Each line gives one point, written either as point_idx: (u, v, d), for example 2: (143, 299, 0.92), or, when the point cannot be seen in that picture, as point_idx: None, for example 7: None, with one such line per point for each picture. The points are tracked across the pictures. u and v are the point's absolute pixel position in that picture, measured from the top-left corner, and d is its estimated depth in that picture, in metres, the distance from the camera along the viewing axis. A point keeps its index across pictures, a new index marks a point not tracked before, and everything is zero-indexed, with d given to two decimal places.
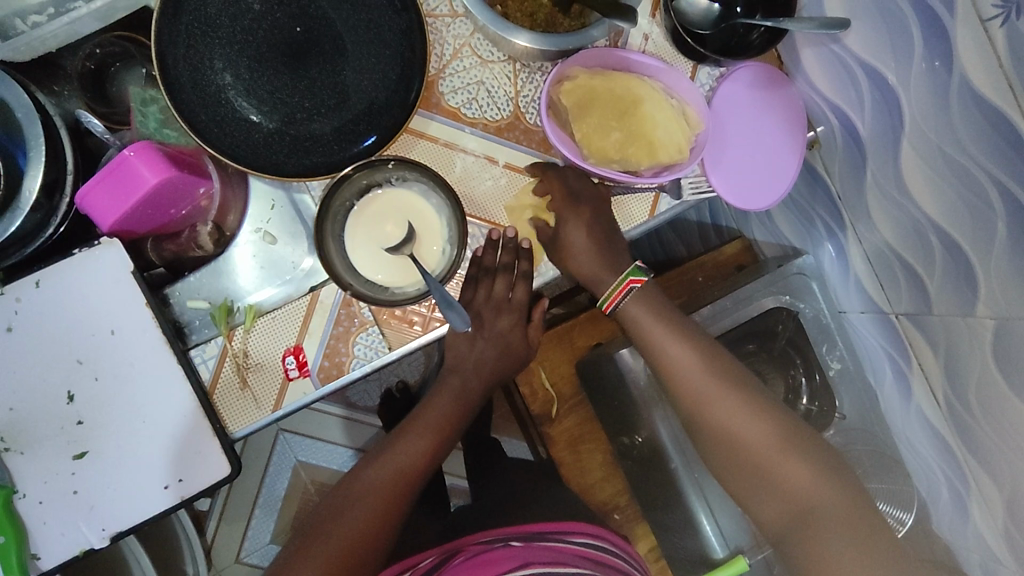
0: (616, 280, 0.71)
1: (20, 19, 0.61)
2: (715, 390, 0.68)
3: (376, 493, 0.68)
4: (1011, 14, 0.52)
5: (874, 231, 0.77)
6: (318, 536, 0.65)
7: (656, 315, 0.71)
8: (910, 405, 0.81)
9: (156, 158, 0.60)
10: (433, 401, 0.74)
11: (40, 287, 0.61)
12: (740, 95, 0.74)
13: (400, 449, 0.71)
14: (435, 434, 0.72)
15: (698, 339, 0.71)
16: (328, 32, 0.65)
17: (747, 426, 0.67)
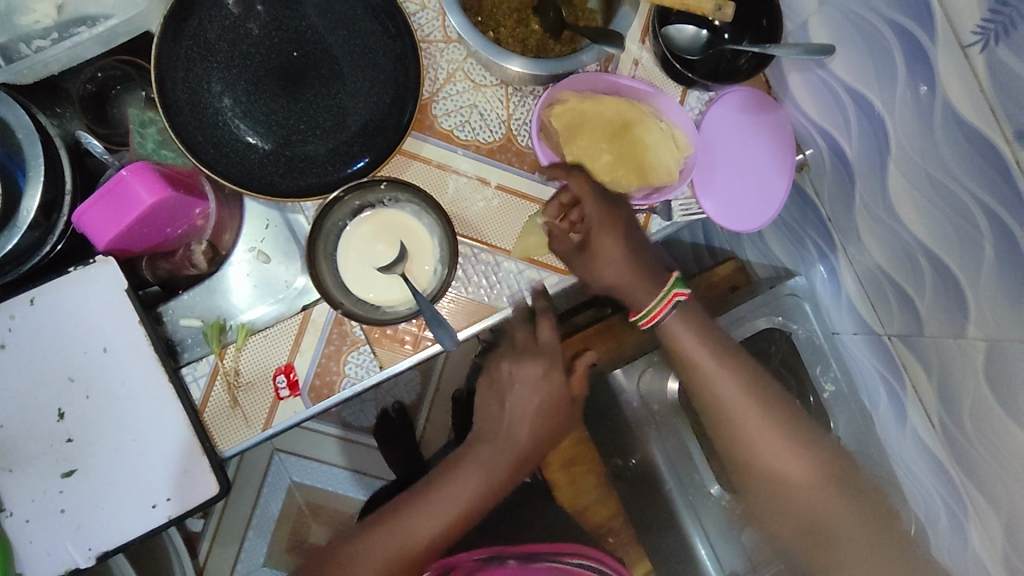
0: (662, 293, 0.72)
1: (25, 45, 0.66)
2: (750, 413, 0.72)
3: (426, 522, 0.73)
4: (990, 40, 0.52)
5: (866, 254, 0.78)
6: (368, 552, 0.72)
7: (699, 335, 0.73)
8: (906, 428, 0.81)
9: (153, 178, 0.61)
10: (493, 436, 0.76)
11: (35, 305, 0.62)
12: (729, 119, 0.75)
13: (451, 483, 0.74)
14: (485, 486, 0.75)
15: (736, 360, 0.74)
16: (324, 57, 0.67)
17: (775, 449, 0.71)
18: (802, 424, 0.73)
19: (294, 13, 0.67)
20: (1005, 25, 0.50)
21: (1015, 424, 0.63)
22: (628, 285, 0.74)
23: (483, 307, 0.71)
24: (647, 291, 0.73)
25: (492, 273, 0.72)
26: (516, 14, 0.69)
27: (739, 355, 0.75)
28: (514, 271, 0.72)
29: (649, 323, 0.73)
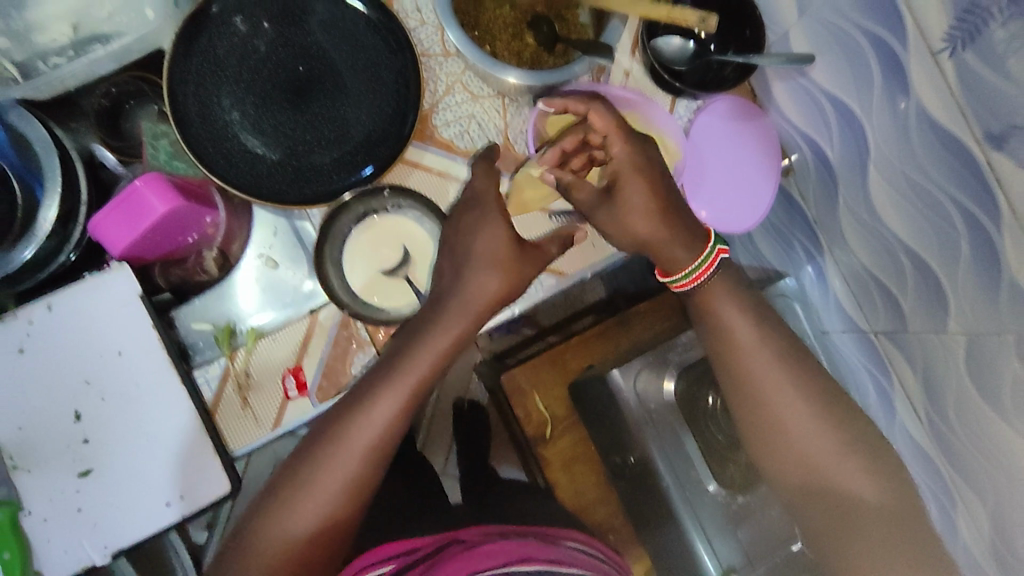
0: (710, 249, 0.70)
1: (41, 61, 0.69)
2: (788, 400, 0.68)
3: (349, 453, 0.61)
4: (957, 47, 0.55)
5: (850, 253, 0.81)
6: (286, 502, 0.60)
7: (741, 318, 0.71)
8: (894, 421, 0.84)
9: (165, 188, 0.64)
10: (421, 339, 0.64)
11: (52, 311, 0.64)
12: (716, 126, 0.78)
13: (375, 400, 0.62)
14: (411, 380, 0.63)
15: (779, 347, 0.70)
16: (329, 71, 0.70)
17: (811, 436, 0.67)
18: (847, 415, 0.68)
19: (299, 30, 0.70)
20: (971, 32, 0.53)
21: (995, 413, 0.66)
22: (661, 242, 0.68)
23: None
24: (686, 252, 0.69)
25: None
26: (511, 29, 0.72)
27: (770, 327, 0.71)
28: None
29: (683, 286, 0.70)
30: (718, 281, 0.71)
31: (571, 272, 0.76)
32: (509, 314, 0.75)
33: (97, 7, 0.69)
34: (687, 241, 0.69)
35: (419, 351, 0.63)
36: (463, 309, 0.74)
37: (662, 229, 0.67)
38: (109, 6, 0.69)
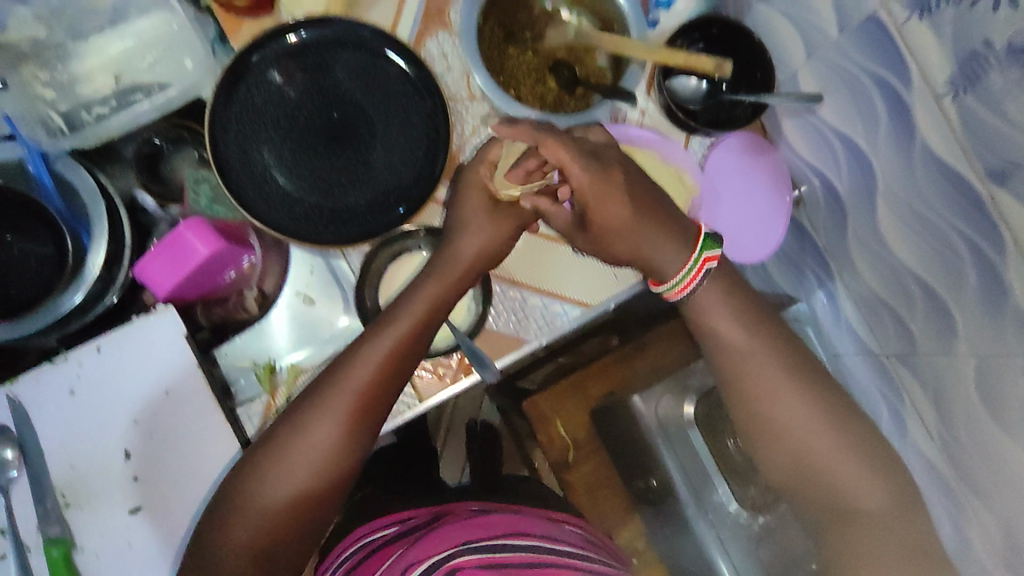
0: (693, 260, 0.71)
1: (85, 112, 0.71)
2: (785, 393, 0.71)
3: (337, 416, 0.65)
4: (959, 91, 0.58)
5: (859, 278, 0.85)
6: (278, 459, 0.64)
7: (735, 322, 0.73)
8: (905, 439, 0.87)
9: (207, 231, 0.67)
10: (405, 308, 0.67)
11: (101, 353, 0.67)
12: (730, 161, 0.82)
13: (360, 367, 0.65)
14: (395, 347, 0.66)
15: (777, 345, 0.73)
16: (361, 116, 0.74)
17: (805, 428, 0.71)
18: (842, 414, 0.72)
19: (332, 77, 0.73)
20: (972, 78, 0.56)
21: (1004, 432, 0.69)
22: (648, 250, 0.71)
23: (512, 341, 0.76)
24: (675, 257, 0.72)
25: (521, 309, 0.77)
26: (534, 73, 0.75)
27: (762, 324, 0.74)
28: (540, 306, 0.77)
29: (677, 294, 0.73)
30: (709, 289, 0.73)
31: (596, 304, 0.78)
32: (536, 345, 0.77)
33: (139, 58, 0.72)
34: (676, 248, 0.72)
35: (401, 316, 0.67)
36: (494, 343, 0.76)
37: (649, 236, 0.71)
38: (150, 57, 0.72)
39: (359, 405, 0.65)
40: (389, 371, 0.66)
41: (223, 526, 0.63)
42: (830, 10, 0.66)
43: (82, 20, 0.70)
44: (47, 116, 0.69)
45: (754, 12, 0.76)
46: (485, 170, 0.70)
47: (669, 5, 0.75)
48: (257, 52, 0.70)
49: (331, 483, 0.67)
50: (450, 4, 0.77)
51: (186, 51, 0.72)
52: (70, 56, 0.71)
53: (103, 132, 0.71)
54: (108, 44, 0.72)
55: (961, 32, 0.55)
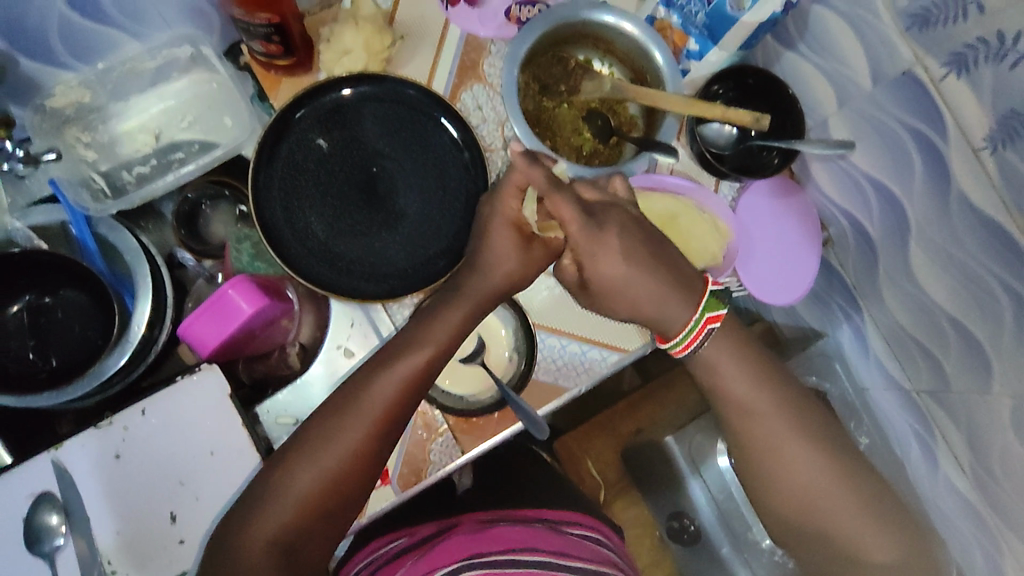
0: (691, 321, 0.66)
1: (126, 172, 0.72)
2: (798, 447, 0.67)
3: (374, 410, 0.61)
4: (998, 146, 0.59)
5: (888, 314, 0.85)
6: (310, 454, 0.59)
7: (749, 375, 0.68)
8: (937, 474, 0.86)
9: (250, 289, 0.67)
10: (440, 314, 0.65)
11: (146, 415, 0.66)
12: (761, 204, 0.84)
13: (403, 361, 0.62)
14: (434, 346, 0.63)
15: (791, 399, 0.68)
16: (400, 168, 0.74)
17: (823, 486, 0.66)
18: (855, 468, 0.67)
19: (372, 130, 0.74)
20: (1010, 134, 0.57)
21: None
22: (649, 306, 0.66)
23: (552, 387, 0.77)
24: (677, 310, 0.66)
25: (561, 356, 0.77)
26: (570, 124, 0.77)
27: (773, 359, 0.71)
28: (578, 352, 0.78)
29: (680, 353, 0.68)
30: (722, 337, 0.69)
31: (635, 348, 0.78)
32: (577, 392, 0.77)
33: (179, 118, 0.73)
34: (679, 299, 0.66)
35: (437, 322, 0.65)
36: (536, 391, 0.76)
37: (652, 290, 0.65)
38: (191, 116, 0.73)
39: (399, 400, 0.61)
40: (430, 367, 0.63)
41: (251, 519, 0.57)
42: (863, 62, 0.67)
43: (124, 82, 0.70)
44: (91, 178, 0.70)
45: (784, 60, 0.78)
46: (514, 197, 0.65)
47: (700, 57, 0.76)
48: (300, 107, 0.71)
49: (357, 485, 0.61)
50: (484, 56, 0.80)
51: (226, 109, 0.73)
52: (111, 117, 0.71)
53: (145, 194, 0.71)
54: (148, 105, 0.72)
55: (999, 91, 0.57)
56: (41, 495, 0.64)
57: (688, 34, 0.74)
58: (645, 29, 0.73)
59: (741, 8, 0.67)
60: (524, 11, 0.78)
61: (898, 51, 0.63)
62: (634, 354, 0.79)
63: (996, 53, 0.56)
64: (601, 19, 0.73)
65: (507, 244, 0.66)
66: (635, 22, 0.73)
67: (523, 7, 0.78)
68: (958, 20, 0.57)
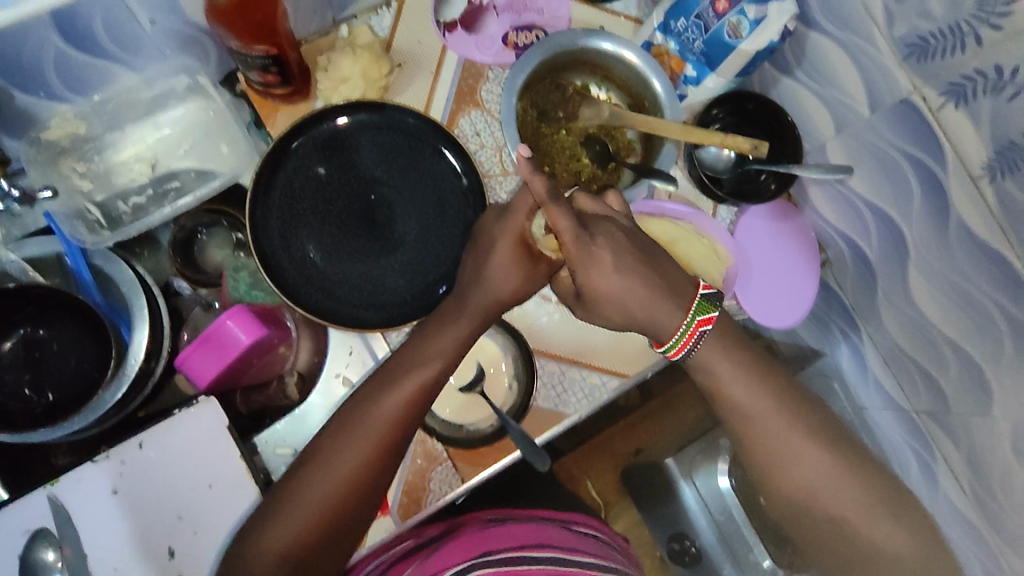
0: (683, 324, 0.65)
1: (122, 202, 0.72)
2: (801, 449, 0.64)
3: (381, 425, 0.60)
4: (996, 175, 0.59)
5: (885, 333, 0.85)
6: (317, 473, 0.59)
7: (745, 376, 0.65)
8: (938, 493, 0.85)
9: (248, 319, 0.67)
10: (442, 328, 0.65)
11: (143, 448, 0.65)
12: (758, 227, 0.85)
13: (406, 377, 0.62)
14: (438, 361, 0.63)
15: (789, 396, 0.66)
16: (399, 196, 0.74)
17: (831, 487, 0.63)
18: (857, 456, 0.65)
19: (370, 159, 0.73)
20: (1010, 163, 0.58)
21: None
22: (641, 315, 0.64)
23: (552, 414, 0.76)
24: (669, 319, 0.65)
25: (560, 382, 0.77)
26: (567, 151, 0.77)
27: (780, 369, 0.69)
28: (578, 378, 0.77)
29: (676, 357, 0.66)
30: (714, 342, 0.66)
31: (633, 373, 0.78)
32: (577, 418, 0.77)
33: (175, 146, 0.73)
34: (672, 309, 0.64)
35: (440, 335, 0.64)
36: (535, 418, 0.75)
37: (644, 300, 0.64)
38: (187, 144, 0.73)
39: (405, 415, 0.61)
40: (434, 382, 0.62)
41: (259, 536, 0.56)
42: (860, 90, 0.68)
43: (120, 113, 0.70)
44: (85, 210, 0.70)
45: (781, 85, 0.78)
46: (524, 213, 0.64)
47: (698, 82, 0.76)
48: (297, 137, 0.71)
49: (365, 503, 0.60)
50: (482, 83, 0.81)
51: (223, 136, 0.73)
52: (107, 146, 0.71)
53: (141, 225, 0.71)
54: (144, 134, 0.72)
55: (998, 122, 0.57)
56: (38, 532, 0.63)
57: (685, 61, 0.75)
58: (644, 57, 0.74)
59: (740, 36, 0.68)
60: (520, 36, 0.81)
61: (896, 80, 0.63)
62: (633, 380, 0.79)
63: (994, 85, 0.56)
64: (600, 47, 0.74)
65: (507, 261, 0.64)
66: (634, 50, 0.74)
67: (520, 33, 0.81)
68: (956, 52, 0.58)
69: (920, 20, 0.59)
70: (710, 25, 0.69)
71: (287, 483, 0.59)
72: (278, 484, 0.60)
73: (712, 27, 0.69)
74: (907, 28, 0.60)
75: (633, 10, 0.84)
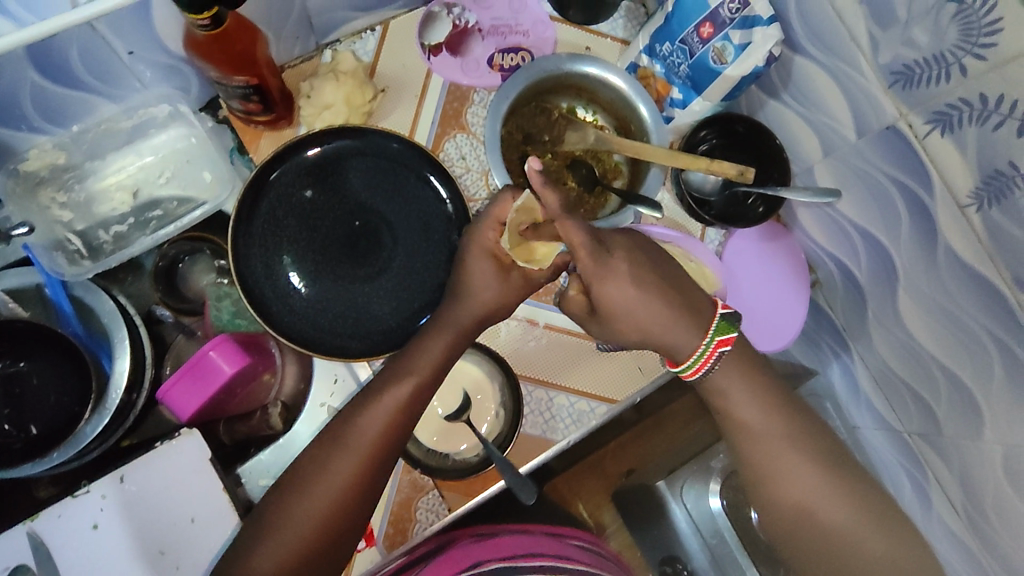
0: (702, 346, 0.64)
1: (103, 231, 0.71)
2: (797, 465, 0.64)
3: (363, 444, 0.59)
4: (984, 204, 0.58)
5: (876, 353, 0.83)
6: (301, 494, 0.57)
7: (748, 388, 0.66)
8: (932, 515, 0.82)
9: (231, 350, 0.66)
10: (424, 344, 0.64)
11: (125, 482, 0.64)
12: (746, 248, 0.86)
13: (386, 394, 0.61)
14: (420, 376, 0.62)
15: (790, 413, 0.67)
16: (384, 223, 0.73)
17: (827, 505, 0.63)
18: (850, 472, 0.65)
19: (354, 186, 0.73)
20: (997, 192, 0.57)
21: None
22: (658, 329, 0.64)
23: (541, 441, 0.76)
24: (686, 334, 0.64)
25: (549, 408, 0.76)
26: (554, 174, 0.76)
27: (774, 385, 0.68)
28: (566, 403, 0.76)
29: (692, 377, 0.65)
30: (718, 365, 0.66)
31: (622, 398, 0.78)
32: (566, 444, 0.76)
33: (157, 174, 0.72)
34: (690, 322, 0.64)
35: (422, 351, 0.63)
36: (524, 445, 0.75)
37: (661, 315, 0.64)
38: (169, 172, 0.72)
39: (388, 433, 0.60)
40: (417, 398, 0.61)
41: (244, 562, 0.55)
42: (847, 115, 0.67)
43: (99, 142, 0.69)
44: (65, 239, 0.69)
45: (768, 107, 0.78)
46: (493, 229, 0.65)
47: (684, 105, 0.76)
48: (280, 165, 0.70)
49: (351, 525, 0.59)
50: (468, 106, 0.80)
51: (206, 163, 0.72)
52: (88, 175, 0.70)
53: (124, 257, 0.71)
54: (126, 162, 0.71)
55: (984, 151, 0.56)
56: (15, 569, 0.62)
57: (671, 84, 0.76)
58: (630, 82, 0.73)
59: (725, 61, 0.68)
60: (506, 58, 0.81)
61: (882, 106, 0.63)
62: (621, 405, 0.78)
63: (979, 115, 0.55)
64: (585, 71, 0.74)
65: (491, 277, 0.65)
66: (618, 73, 0.74)
67: (505, 56, 0.81)
68: (941, 81, 0.57)
69: (905, 48, 0.58)
70: (694, 49, 0.70)
71: (272, 506, 0.58)
72: (261, 509, 0.59)
73: (697, 52, 0.70)
74: (892, 55, 0.60)
75: (620, 32, 0.84)
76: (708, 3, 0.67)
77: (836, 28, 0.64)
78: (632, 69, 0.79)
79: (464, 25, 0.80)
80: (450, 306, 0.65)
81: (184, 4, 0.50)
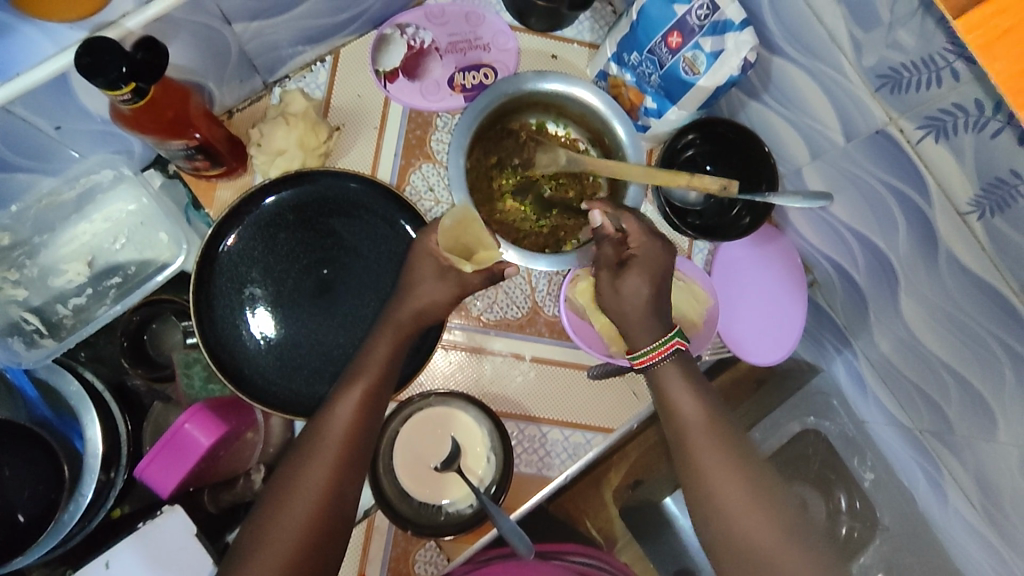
0: (661, 336, 0.60)
1: (62, 305, 0.68)
2: (735, 499, 0.55)
3: (322, 467, 0.55)
4: (986, 212, 0.53)
5: (875, 346, 0.74)
6: (281, 504, 0.53)
7: (698, 402, 0.59)
8: (947, 506, 0.72)
9: (208, 420, 0.63)
10: (372, 347, 0.61)
11: (110, 567, 0.61)
12: (739, 257, 0.82)
13: (336, 410, 0.57)
14: (370, 378, 0.59)
15: (735, 433, 0.58)
16: (352, 265, 0.70)
17: (778, 553, 0.52)
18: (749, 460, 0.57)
19: (317, 231, 0.69)
20: (998, 202, 0.52)
21: None
22: (627, 321, 0.62)
23: (537, 478, 0.74)
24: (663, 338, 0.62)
25: (541, 444, 0.74)
26: (528, 201, 0.73)
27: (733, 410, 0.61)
28: (560, 438, 0.75)
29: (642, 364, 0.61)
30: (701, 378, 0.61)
31: (618, 426, 0.76)
32: (563, 479, 0.75)
33: (111, 240, 0.68)
34: (648, 321, 0.61)
35: (368, 367, 0.60)
36: (519, 487, 0.73)
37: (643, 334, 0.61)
38: (123, 236, 0.68)
39: (359, 432, 0.57)
40: (378, 392, 0.59)
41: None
42: (833, 118, 0.62)
43: (46, 215, 0.67)
44: (21, 320, 0.67)
45: (749, 109, 0.73)
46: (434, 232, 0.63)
47: (659, 114, 0.71)
48: (240, 221, 0.67)
49: (327, 560, 0.53)
50: (431, 132, 0.76)
51: (160, 224, 0.69)
52: (38, 249, 0.67)
53: (86, 333, 0.68)
54: (78, 231, 0.68)
55: (982, 159, 0.51)
56: None
57: (643, 93, 0.70)
58: (600, 97, 0.69)
59: (697, 71, 0.65)
60: (467, 78, 0.76)
61: (871, 111, 0.58)
62: (617, 435, 0.76)
63: (975, 121, 0.51)
64: (549, 88, 0.69)
65: None
66: (586, 87, 0.69)
67: (467, 74, 0.76)
68: (931, 85, 0.52)
69: (891, 51, 0.53)
70: (664, 60, 0.65)
71: (247, 535, 0.53)
72: (240, 538, 0.54)
73: (667, 63, 0.65)
74: (877, 58, 0.55)
75: (587, 35, 0.79)
76: (675, 11, 0.63)
77: (814, 29, 0.59)
78: (603, 78, 0.74)
79: (420, 45, 0.75)
80: (393, 318, 0.62)
81: (101, 83, 0.46)
